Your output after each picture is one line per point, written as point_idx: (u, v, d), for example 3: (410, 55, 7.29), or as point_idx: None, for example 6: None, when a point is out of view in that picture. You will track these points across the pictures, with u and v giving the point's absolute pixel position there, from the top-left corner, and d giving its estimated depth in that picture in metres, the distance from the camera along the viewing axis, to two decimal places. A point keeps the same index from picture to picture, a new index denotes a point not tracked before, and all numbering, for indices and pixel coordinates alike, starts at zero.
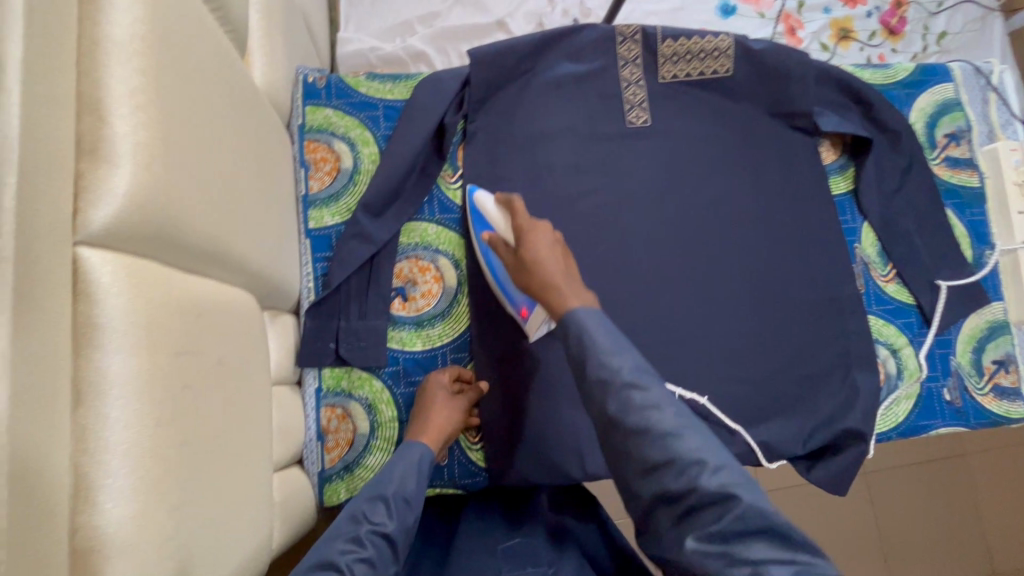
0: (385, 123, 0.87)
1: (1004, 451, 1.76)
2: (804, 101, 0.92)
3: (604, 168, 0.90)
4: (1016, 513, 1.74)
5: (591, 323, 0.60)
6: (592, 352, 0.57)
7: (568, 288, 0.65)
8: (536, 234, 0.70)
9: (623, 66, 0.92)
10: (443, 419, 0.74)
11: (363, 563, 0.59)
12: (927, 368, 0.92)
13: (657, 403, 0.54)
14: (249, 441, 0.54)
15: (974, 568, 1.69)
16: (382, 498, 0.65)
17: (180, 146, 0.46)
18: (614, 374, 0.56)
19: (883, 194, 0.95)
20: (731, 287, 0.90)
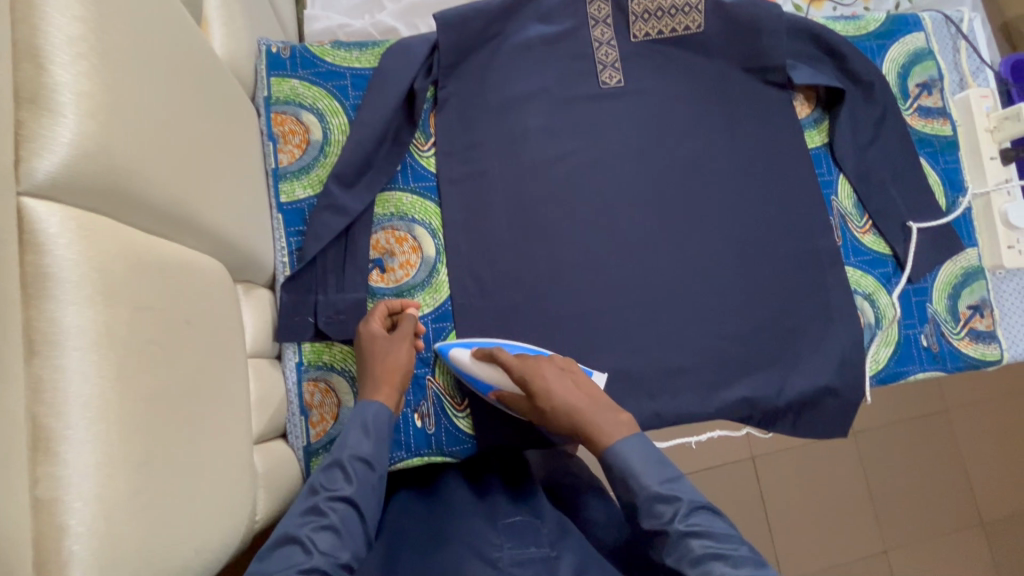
0: (353, 92, 0.85)
1: (988, 404, 1.81)
2: (777, 54, 0.91)
3: (580, 130, 0.89)
4: (1002, 462, 1.78)
5: (636, 461, 0.64)
6: (642, 497, 0.63)
7: (603, 425, 0.68)
8: (547, 375, 0.73)
9: (594, 26, 0.90)
10: (379, 367, 0.73)
11: (325, 533, 0.59)
12: (904, 316, 0.93)
13: (719, 553, 0.58)
14: (224, 406, 0.54)
15: (960, 519, 1.74)
16: (337, 466, 0.65)
17: (130, 102, 0.45)
18: (667, 522, 0.61)
19: (859, 146, 0.95)
20: (711, 244, 0.90)
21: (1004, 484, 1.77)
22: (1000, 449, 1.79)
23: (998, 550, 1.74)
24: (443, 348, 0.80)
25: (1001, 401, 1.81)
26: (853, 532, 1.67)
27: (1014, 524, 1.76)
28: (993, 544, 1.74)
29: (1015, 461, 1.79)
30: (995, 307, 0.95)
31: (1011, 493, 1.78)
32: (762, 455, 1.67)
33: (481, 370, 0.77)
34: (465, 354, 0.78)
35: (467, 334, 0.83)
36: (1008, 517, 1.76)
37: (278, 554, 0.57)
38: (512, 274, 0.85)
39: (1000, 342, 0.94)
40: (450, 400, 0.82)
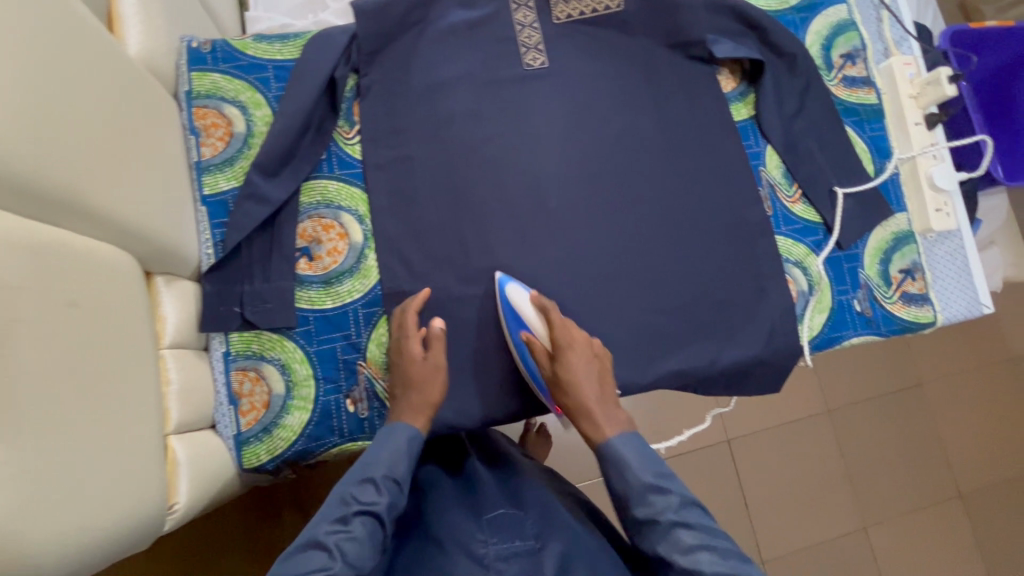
0: (276, 84, 0.85)
1: (959, 376, 1.81)
2: (696, 29, 0.92)
3: (506, 112, 0.90)
4: (976, 431, 1.79)
5: (633, 455, 0.70)
6: (637, 488, 0.68)
7: (602, 420, 0.73)
8: (573, 355, 0.76)
9: (515, 10, 0.91)
10: (413, 375, 0.76)
11: (350, 542, 0.60)
12: (837, 282, 0.94)
13: (705, 543, 0.64)
14: (116, 386, 0.57)
15: (936, 492, 1.74)
16: (370, 479, 0.67)
17: (7, 92, 0.49)
18: (660, 512, 0.66)
19: (784, 117, 0.96)
20: (642, 220, 0.91)
21: (978, 454, 1.78)
22: (972, 419, 1.80)
23: (976, 520, 1.74)
24: (501, 278, 0.83)
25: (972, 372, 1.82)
26: (829, 510, 1.68)
27: (990, 494, 1.76)
28: (970, 515, 1.75)
29: (988, 431, 1.80)
30: (927, 269, 0.96)
31: (986, 463, 1.78)
32: (737, 438, 1.67)
33: (529, 314, 0.80)
34: (524, 295, 0.81)
35: None
36: (984, 487, 1.76)
37: (304, 556, 0.59)
38: (442, 256, 0.86)
39: (933, 304, 0.96)
40: (383, 383, 0.82)
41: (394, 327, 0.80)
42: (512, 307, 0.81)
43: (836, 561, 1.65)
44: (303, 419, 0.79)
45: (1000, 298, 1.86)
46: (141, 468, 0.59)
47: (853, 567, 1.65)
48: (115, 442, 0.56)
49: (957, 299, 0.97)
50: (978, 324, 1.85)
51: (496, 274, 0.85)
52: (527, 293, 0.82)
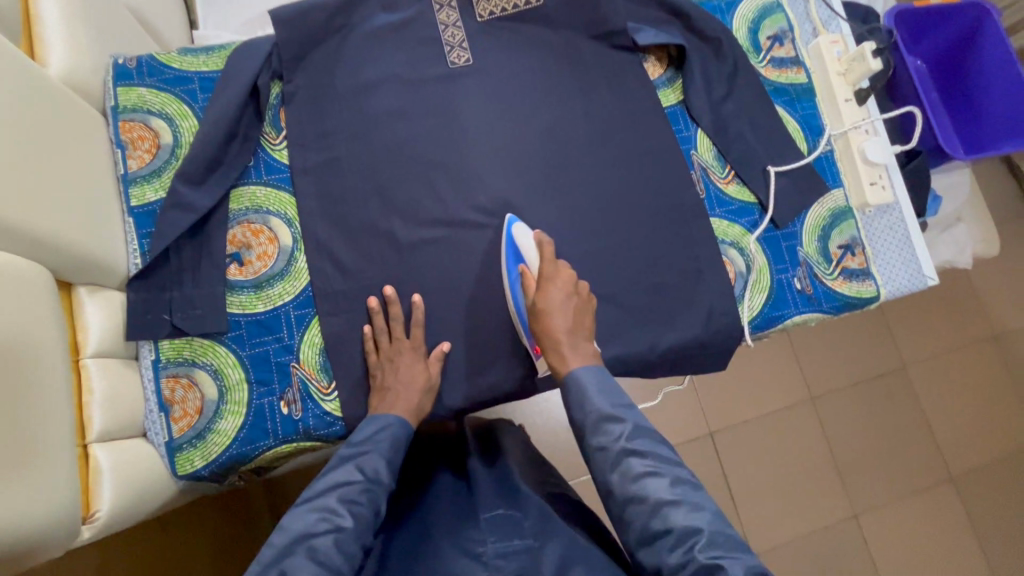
0: (202, 95, 0.87)
1: (945, 358, 1.78)
2: (617, 19, 0.94)
3: (432, 110, 0.91)
4: (965, 414, 1.75)
5: (593, 387, 0.75)
6: (594, 417, 0.73)
7: (568, 352, 0.77)
8: (553, 285, 0.80)
9: (438, 10, 0.93)
10: (425, 388, 0.81)
11: (357, 511, 0.67)
12: (775, 261, 0.94)
13: (653, 470, 0.69)
14: (22, 394, 0.58)
15: (929, 476, 1.70)
16: (373, 454, 0.72)
17: None
18: (613, 440, 0.71)
19: (713, 100, 0.97)
20: (575, 210, 0.91)
21: (970, 434, 1.74)
22: (961, 399, 1.76)
23: (972, 503, 1.70)
24: (511, 218, 0.87)
25: (956, 354, 1.78)
26: (815, 499, 1.65)
27: (984, 478, 1.72)
28: (966, 498, 1.70)
29: (977, 413, 1.75)
30: (867, 244, 0.96)
31: (978, 445, 1.74)
32: (720, 431, 1.66)
33: (529, 250, 0.85)
34: (527, 233, 0.86)
35: (330, 318, 0.84)
36: (979, 468, 1.72)
37: (313, 517, 0.66)
38: (373, 255, 0.86)
39: (876, 279, 0.95)
40: (317, 384, 0.82)
41: (399, 336, 0.82)
42: (514, 244, 0.85)
43: (826, 552, 1.62)
44: (237, 423, 0.79)
45: (979, 274, 1.83)
46: (50, 474, 0.59)
47: (842, 557, 1.62)
48: (21, 449, 0.56)
49: (900, 272, 0.96)
50: (960, 303, 1.82)
51: (505, 215, 0.88)
52: (531, 233, 0.86)
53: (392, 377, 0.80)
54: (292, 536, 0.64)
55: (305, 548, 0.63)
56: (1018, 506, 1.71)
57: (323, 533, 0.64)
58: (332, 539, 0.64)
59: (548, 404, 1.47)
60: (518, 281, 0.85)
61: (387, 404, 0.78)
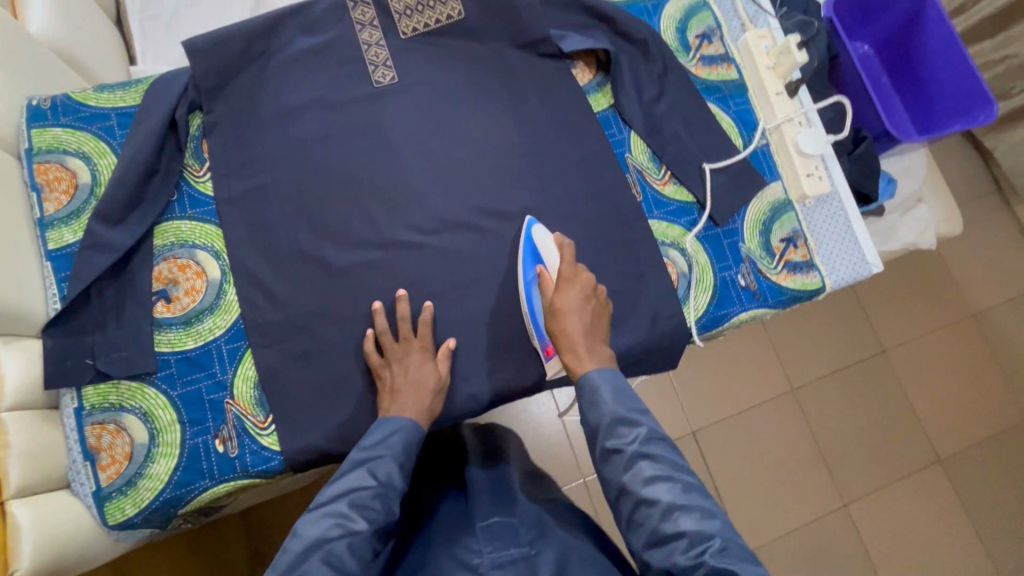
0: (120, 131, 0.85)
1: (919, 339, 1.77)
2: (540, 27, 0.93)
3: (359, 130, 0.90)
4: (945, 394, 1.74)
5: (607, 390, 0.74)
6: (607, 419, 0.72)
7: (585, 354, 0.77)
8: (573, 288, 0.79)
9: (360, 30, 0.92)
10: (435, 389, 0.80)
11: (370, 515, 0.68)
12: (718, 260, 0.93)
13: (665, 475, 0.69)
14: None
15: (915, 460, 1.69)
16: (386, 459, 0.72)
17: None
18: (628, 444, 0.70)
19: (645, 101, 0.96)
20: (512, 221, 0.90)
21: (953, 415, 1.73)
22: (942, 381, 1.75)
23: (960, 483, 1.69)
24: (530, 220, 0.87)
25: (932, 335, 1.78)
26: (803, 491, 1.64)
27: (970, 458, 1.71)
28: (953, 478, 1.69)
29: (957, 392, 1.75)
30: (808, 235, 0.96)
31: (960, 424, 1.73)
32: (702, 430, 1.64)
33: (549, 253, 0.85)
34: (547, 235, 0.86)
35: (262, 350, 0.82)
36: (964, 449, 1.71)
37: (324, 520, 0.67)
38: (305, 281, 0.84)
39: (819, 270, 0.95)
40: (253, 420, 0.80)
41: (406, 334, 0.81)
42: (534, 243, 0.85)
43: (817, 545, 1.60)
44: (170, 466, 0.77)
45: (946, 253, 1.83)
46: None
47: (833, 548, 1.60)
48: None
49: (843, 262, 0.96)
50: (931, 283, 1.81)
51: (527, 217, 0.89)
52: (551, 234, 0.86)
53: (401, 379, 0.79)
54: (306, 542, 0.65)
55: (320, 554, 0.65)
56: (1006, 484, 1.70)
57: (338, 539, 0.66)
58: (346, 544, 0.66)
59: (519, 414, 1.44)
60: (535, 284, 0.85)
61: (400, 406, 0.77)
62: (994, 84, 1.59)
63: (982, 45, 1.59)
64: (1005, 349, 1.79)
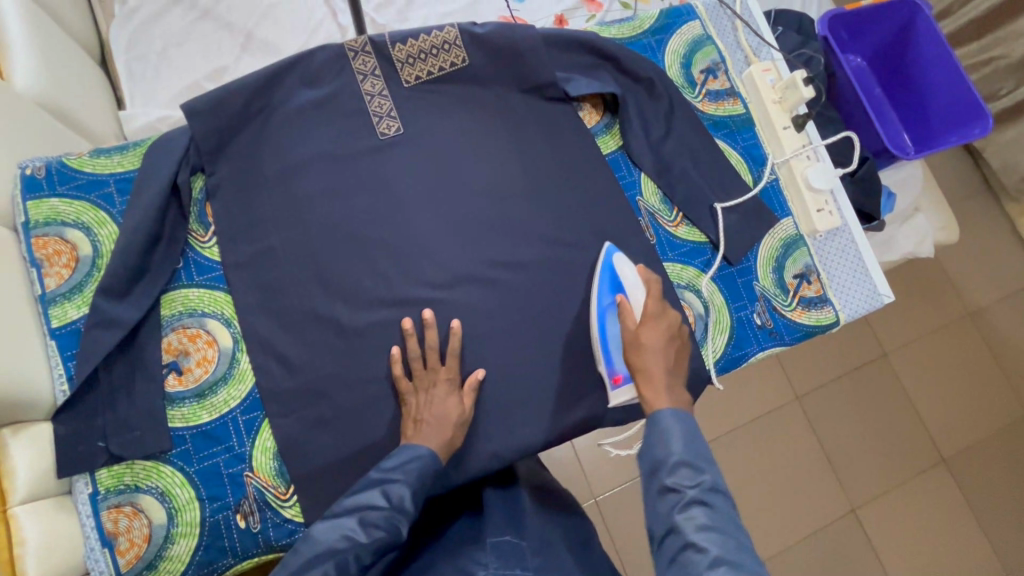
0: (120, 198, 0.83)
1: (920, 343, 1.80)
2: (546, 71, 0.92)
3: (365, 184, 0.88)
4: (948, 397, 1.77)
5: (676, 430, 0.70)
6: (673, 458, 0.67)
7: (664, 390, 0.74)
8: (660, 323, 0.79)
9: (363, 80, 0.90)
10: (459, 421, 0.79)
11: (378, 535, 0.66)
12: (733, 299, 0.93)
13: (717, 527, 0.62)
14: None
15: (922, 462, 1.72)
16: (403, 482, 0.70)
17: None
18: (687, 486, 0.65)
19: (652, 142, 0.96)
20: (525, 271, 0.89)
21: (956, 415, 1.76)
22: (944, 382, 1.77)
23: (965, 483, 1.72)
24: (610, 247, 0.89)
25: (932, 339, 1.80)
26: (816, 499, 1.65)
27: (975, 459, 1.73)
28: (958, 480, 1.72)
29: (959, 395, 1.77)
30: (821, 270, 0.96)
31: (963, 426, 1.75)
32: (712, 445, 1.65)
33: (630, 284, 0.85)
34: (629, 266, 0.86)
35: (280, 419, 0.80)
36: (967, 449, 1.74)
37: (333, 533, 0.65)
38: (321, 344, 0.82)
39: (833, 304, 0.95)
40: (273, 491, 0.78)
41: (433, 364, 0.81)
42: (616, 272, 0.86)
43: (830, 555, 1.62)
44: (191, 545, 0.75)
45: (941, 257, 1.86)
46: None
47: (845, 556, 1.62)
48: None
49: (858, 296, 0.96)
50: (929, 286, 1.83)
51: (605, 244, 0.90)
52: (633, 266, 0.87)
53: (427, 409, 0.78)
54: (314, 551, 0.64)
55: (323, 564, 0.63)
56: (1010, 483, 1.72)
57: (344, 553, 0.64)
58: (350, 558, 0.64)
59: None
60: (608, 313, 0.85)
61: (422, 435, 0.76)
62: (984, 86, 1.60)
63: (970, 47, 1.59)
64: (1004, 347, 1.82)
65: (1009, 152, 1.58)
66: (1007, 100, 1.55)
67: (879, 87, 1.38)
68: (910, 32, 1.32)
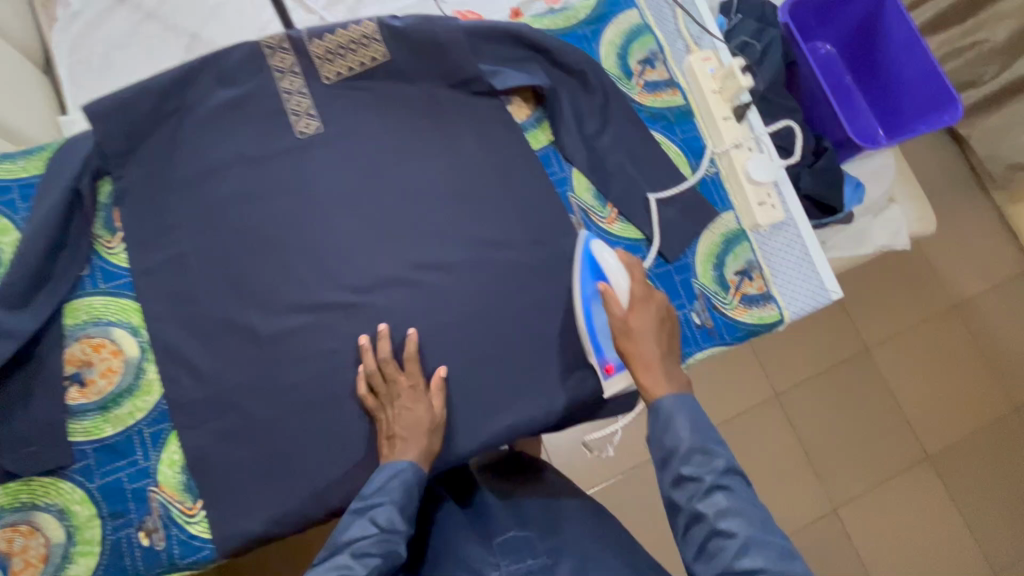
0: (23, 205, 0.80)
1: (902, 337, 1.72)
2: (471, 64, 0.88)
3: (281, 185, 0.84)
4: (932, 393, 1.70)
5: (681, 416, 0.72)
6: (685, 446, 0.70)
7: (663, 376, 0.75)
8: (648, 307, 0.78)
9: (281, 78, 0.87)
10: (431, 427, 0.78)
11: (371, 562, 0.69)
12: (670, 298, 0.89)
13: (739, 508, 0.66)
14: None
15: (906, 460, 1.66)
16: (386, 506, 0.72)
17: None
18: (705, 473, 0.68)
19: (586, 136, 0.92)
20: (450, 272, 0.85)
21: (942, 412, 1.69)
22: (931, 380, 1.70)
23: (951, 480, 1.65)
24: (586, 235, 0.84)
25: (916, 332, 1.73)
26: (793, 500, 1.60)
27: (960, 456, 1.67)
28: (943, 477, 1.66)
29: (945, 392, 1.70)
30: (765, 266, 0.92)
31: (948, 424, 1.68)
32: None
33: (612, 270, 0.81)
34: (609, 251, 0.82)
35: (187, 431, 0.77)
36: (951, 446, 1.67)
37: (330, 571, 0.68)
38: (232, 353, 0.79)
39: (777, 301, 0.91)
40: (180, 506, 0.75)
41: (394, 374, 0.78)
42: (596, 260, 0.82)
43: (809, 556, 1.57)
44: (91, 565, 0.72)
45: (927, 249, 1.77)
46: None
47: (824, 558, 1.57)
48: None
49: (804, 292, 0.92)
50: (914, 278, 1.76)
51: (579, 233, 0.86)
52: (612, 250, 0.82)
53: (397, 423, 0.76)
54: None
55: None
56: (998, 481, 1.66)
57: None
58: None
59: None
60: (594, 300, 0.83)
61: (399, 450, 0.76)
62: (964, 71, 1.52)
63: (950, 32, 1.51)
64: (993, 343, 1.73)
65: (991, 139, 1.50)
66: (992, 86, 1.48)
67: (848, 75, 1.35)
68: (879, 14, 1.26)
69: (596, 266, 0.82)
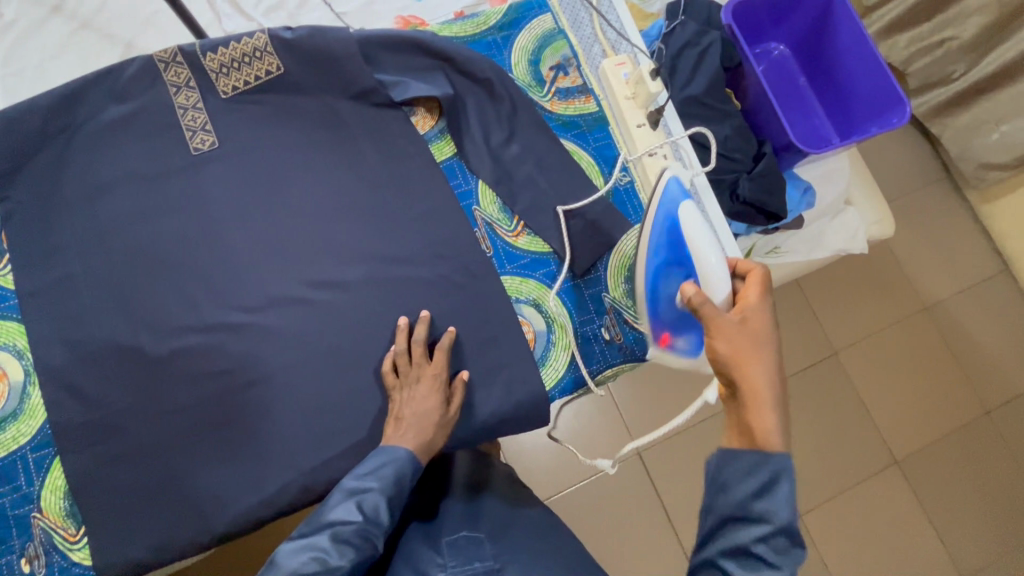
0: None
1: (869, 340, 1.63)
2: (369, 77, 0.85)
3: (171, 204, 0.83)
4: (902, 396, 1.61)
5: (785, 484, 0.58)
6: (776, 524, 0.57)
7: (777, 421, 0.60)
8: (756, 321, 0.65)
9: (176, 92, 0.85)
10: (439, 423, 0.76)
11: (349, 552, 0.68)
12: (579, 313, 0.88)
13: None
14: None
15: (873, 464, 1.56)
16: (376, 492, 0.71)
17: None
18: (778, 563, 0.56)
19: (492, 147, 0.89)
20: (347, 292, 0.83)
21: (912, 419, 1.59)
22: (904, 384, 1.61)
23: (923, 487, 1.56)
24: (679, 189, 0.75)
25: (885, 336, 1.63)
26: None
27: (929, 462, 1.57)
28: (911, 480, 1.56)
29: (920, 398, 1.60)
30: None
31: (920, 432, 1.59)
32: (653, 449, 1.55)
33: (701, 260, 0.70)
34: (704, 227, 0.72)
35: (69, 456, 0.76)
36: (922, 452, 1.58)
37: (304, 552, 0.67)
38: (118, 376, 0.78)
39: None
40: (63, 533, 0.75)
41: (420, 360, 0.78)
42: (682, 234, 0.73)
43: None
44: None
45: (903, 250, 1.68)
46: None
47: None
48: None
49: None
50: (887, 280, 1.66)
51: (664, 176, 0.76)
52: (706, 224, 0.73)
53: (406, 408, 0.76)
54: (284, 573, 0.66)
55: None
56: (974, 492, 1.56)
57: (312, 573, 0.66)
58: None
59: None
60: (662, 273, 0.76)
61: (402, 435, 0.75)
62: (933, 68, 1.43)
63: (920, 28, 1.41)
64: (969, 351, 1.64)
65: (964, 136, 1.42)
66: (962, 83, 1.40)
67: (802, 76, 1.30)
68: (829, 14, 1.20)
69: (676, 232, 0.74)
